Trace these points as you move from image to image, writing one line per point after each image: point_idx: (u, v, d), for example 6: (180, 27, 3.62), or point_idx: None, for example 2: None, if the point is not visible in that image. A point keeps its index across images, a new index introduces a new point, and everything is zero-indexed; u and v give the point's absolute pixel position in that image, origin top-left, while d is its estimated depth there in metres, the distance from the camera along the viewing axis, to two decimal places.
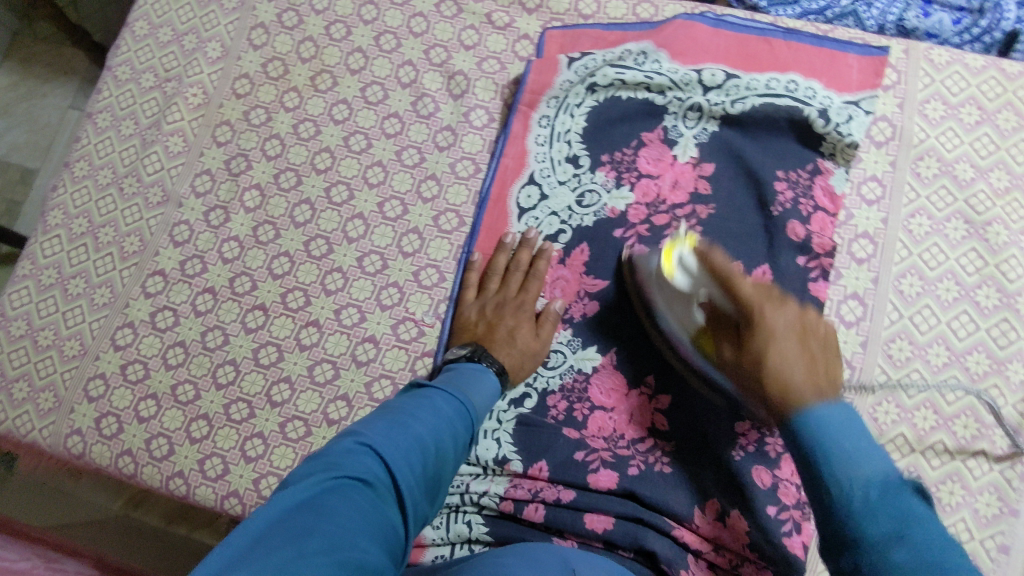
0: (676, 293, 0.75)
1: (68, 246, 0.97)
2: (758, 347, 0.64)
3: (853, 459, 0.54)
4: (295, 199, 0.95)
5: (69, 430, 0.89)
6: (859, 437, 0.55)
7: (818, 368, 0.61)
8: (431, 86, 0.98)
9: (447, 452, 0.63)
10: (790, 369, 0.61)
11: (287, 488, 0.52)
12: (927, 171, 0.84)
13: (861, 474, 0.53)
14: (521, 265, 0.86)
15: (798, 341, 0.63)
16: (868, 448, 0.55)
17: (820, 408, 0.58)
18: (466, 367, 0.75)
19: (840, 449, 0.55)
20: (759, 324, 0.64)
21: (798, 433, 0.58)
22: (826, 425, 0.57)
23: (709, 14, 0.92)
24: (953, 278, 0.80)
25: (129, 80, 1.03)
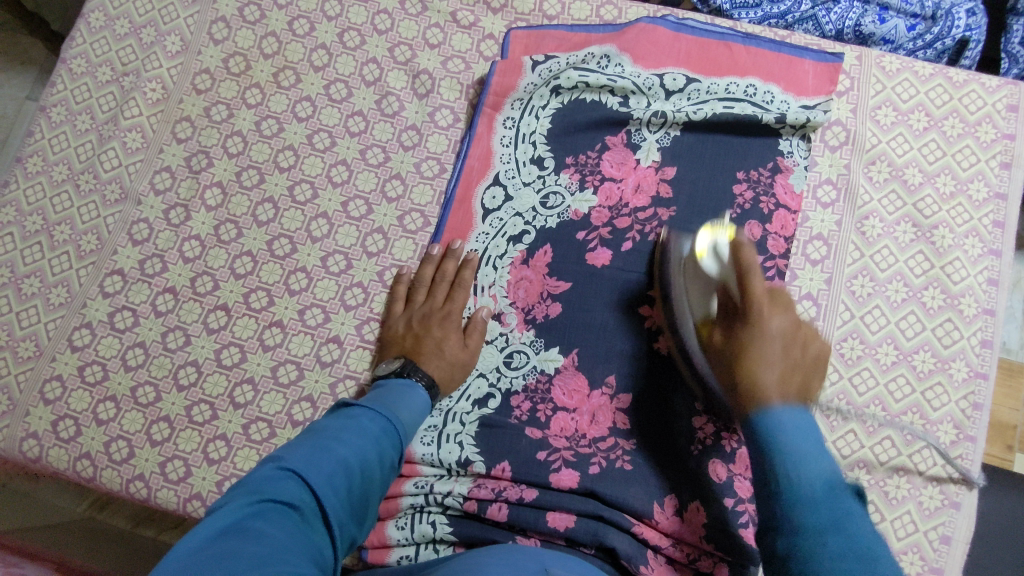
0: (701, 277, 0.76)
1: (21, 244, 0.94)
2: (750, 330, 0.68)
3: (804, 460, 0.60)
4: (258, 197, 0.94)
5: (24, 434, 0.87)
6: (810, 441, 0.62)
7: (796, 384, 0.66)
8: (396, 84, 0.97)
9: (373, 471, 0.64)
10: (767, 377, 0.65)
11: (210, 517, 0.52)
12: (879, 176, 0.87)
13: (805, 477, 0.59)
14: (447, 276, 0.87)
15: (783, 349, 0.67)
16: (818, 453, 0.61)
17: (780, 411, 0.64)
18: (394, 383, 0.76)
19: (793, 449, 0.61)
20: (755, 321, 0.68)
21: (756, 428, 0.64)
22: (781, 429, 0.62)
23: (670, 17, 0.94)
24: (902, 280, 0.83)
25: (84, 73, 1.00)
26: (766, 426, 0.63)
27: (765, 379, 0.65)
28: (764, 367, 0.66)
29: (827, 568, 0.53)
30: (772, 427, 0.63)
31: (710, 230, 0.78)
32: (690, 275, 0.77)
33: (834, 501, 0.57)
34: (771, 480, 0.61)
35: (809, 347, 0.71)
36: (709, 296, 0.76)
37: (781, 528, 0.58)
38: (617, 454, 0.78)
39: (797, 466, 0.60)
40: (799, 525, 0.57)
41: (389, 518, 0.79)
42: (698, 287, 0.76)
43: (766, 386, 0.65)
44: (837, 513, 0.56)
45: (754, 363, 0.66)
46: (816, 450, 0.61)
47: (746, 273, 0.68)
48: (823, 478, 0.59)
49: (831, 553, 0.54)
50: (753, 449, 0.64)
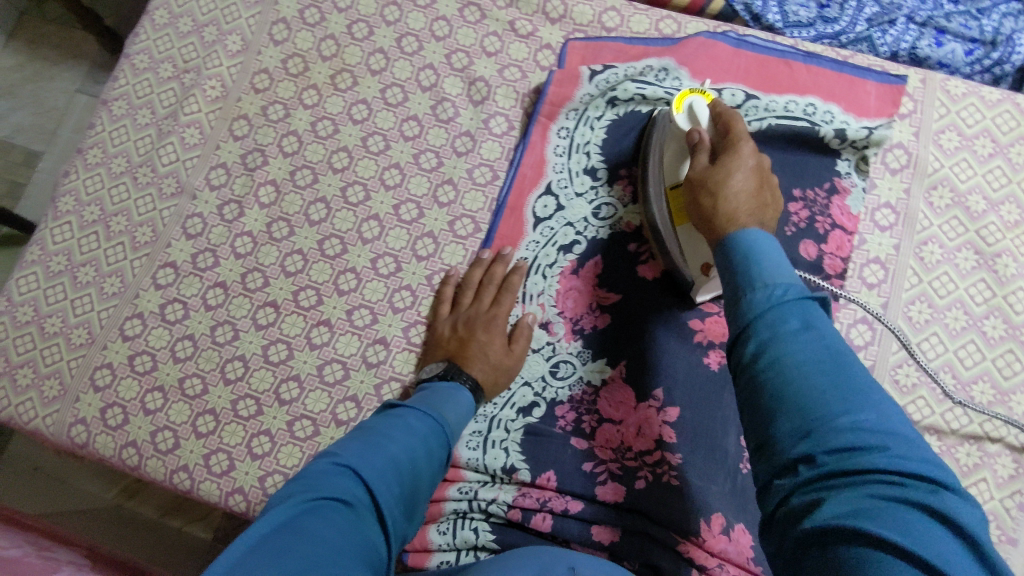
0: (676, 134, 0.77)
1: (79, 234, 0.96)
2: (727, 166, 0.67)
3: (776, 270, 0.55)
4: (310, 197, 0.95)
5: (73, 420, 0.89)
6: (780, 259, 0.56)
7: (760, 207, 0.65)
8: (452, 90, 0.97)
9: (421, 470, 0.64)
10: (736, 181, 0.65)
11: (269, 512, 0.52)
12: (941, 201, 0.85)
13: (779, 282, 0.53)
14: (495, 279, 0.87)
15: (755, 184, 0.67)
16: (785, 266, 0.55)
17: (755, 236, 0.59)
18: (441, 385, 0.75)
19: (767, 261, 0.56)
20: (734, 145, 0.68)
21: (732, 250, 0.58)
22: (755, 246, 0.57)
23: (730, 33, 0.93)
24: (962, 308, 0.82)
25: (146, 69, 1.01)
26: (740, 243, 0.58)
27: (731, 190, 0.65)
28: (730, 195, 0.65)
29: (819, 387, 0.47)
30: (746, 247, 0.57)
31: (684, 93, 0.76)
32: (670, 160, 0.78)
33: (804, 307, 0.52)
34: (740, 282, 0.55)
35: (770, 196, 0.69)
36: (680, 156, 0.77)
37: (750, 327, 0.52)
38: (663, 470, 0.78)
39: (766, 270, 0.55)
40: (768, 322, 0.52)
41: (431, 522, 0.80)
42: (674, 149, 0.78)
43: (733, 199, 0.64)
44: (802, 315, 0.51)
45: (717, 191, 0.66)
46: (777, 262, 0.56)
47: (729, 120, 0.71)
48: (797, 293, 0.53)
49: (800, 361, 0.49)
50: (726, 266, 0.59)
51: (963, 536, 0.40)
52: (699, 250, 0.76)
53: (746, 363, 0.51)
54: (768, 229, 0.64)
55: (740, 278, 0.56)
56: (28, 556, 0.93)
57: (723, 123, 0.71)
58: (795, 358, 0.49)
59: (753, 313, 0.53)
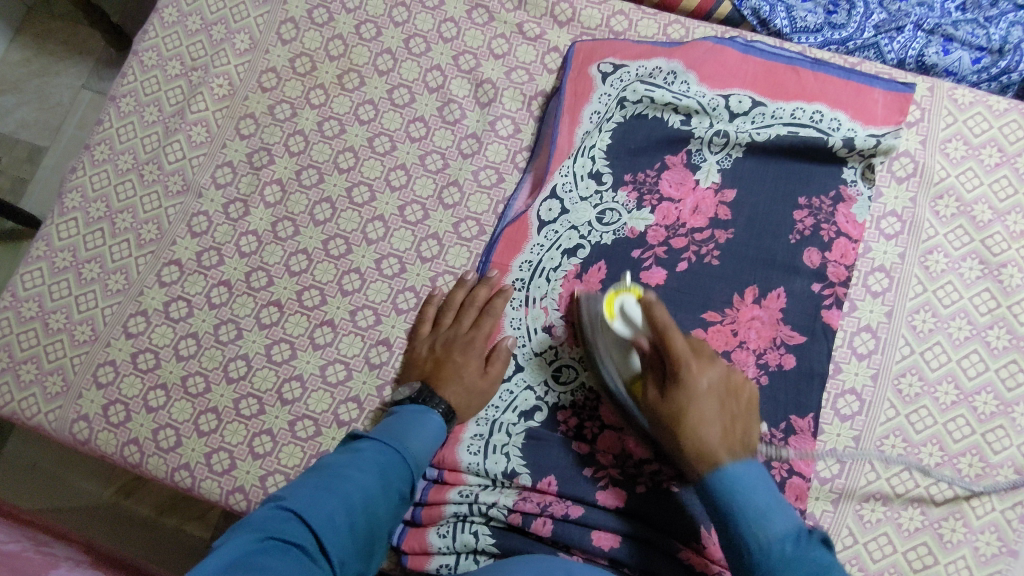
0: (615, 339, 0.77)
1: (84, 230, 0.96)
2: (686, 400, 0.69)
3: (768, 514, 0.62)
4: (316, 196, 0.95)
5: (75, 416, 0.89)
6: (770, 494, 0.64)
7: (735, 437, 0.68)
8: (459, 92, 0.97)
9: (379, 509, 0.66)
10: (708, 436, 0.67)
11: (214, 553, 0.54)
12: (946, 210, 0.85)
13: (774, 533, 0.61)
14: (476, 302, 0.87)
15: (719, 404, 0.70)
16: (777, 506, 0.63)
17: (733, 466, 0.66)
18: (409, 410, 0.77)
19: (754, 506, 0.63)
20: (687, 380, 0.69)
21: (715, 492, 0.65)
22: (747, 483, 0.64)
23: (738, 39, 0.93)
24: (966, 317, 0.82)
25: (154, 66, 1.01)
26: (725, 481, 0.65)
27: (706, 432, 0.68)
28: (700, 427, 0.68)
29: None
30: (727, 483, 0.65)
31: (612, 295, 0.79)
32: (617, 356, 0.77)
33: (804, 554, 0.60)
34: (738, 543, 0.63)
35: (740, 403, 0.72)
36: (626, 352, 0.76)
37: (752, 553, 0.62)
38: (664, 475, 0.78)
39: (758, 523, 0.62)
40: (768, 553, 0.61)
41: (431, 525, 0.80)
42: (613, 347, 0.78)
43: (708, 430, 0.68)
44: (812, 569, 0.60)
45: (694, 427, 0.68)
46: (770, 502, 0.63)
47: (664, 332, 0.70)
48: (790, 530, 0.62)
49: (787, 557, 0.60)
50: (715, 512, 0.65)
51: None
52: None
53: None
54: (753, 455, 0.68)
55: (727, 522, 0.64)
56: (26, 551, 0.93)
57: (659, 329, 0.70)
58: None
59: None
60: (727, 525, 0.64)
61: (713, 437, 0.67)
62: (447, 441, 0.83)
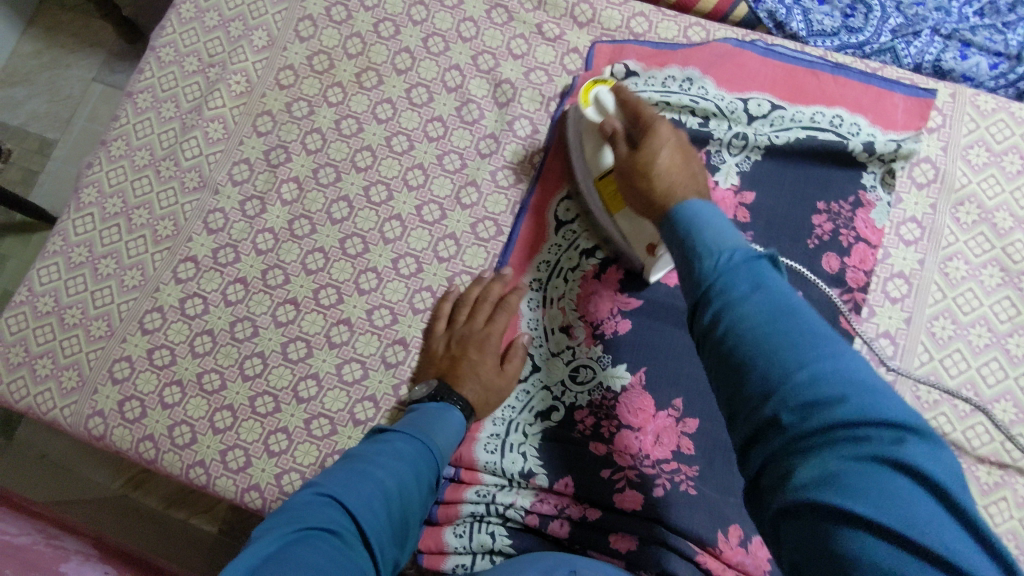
0: (591, 124, 0.82)
1: (100, 225, 0.96)
2: (651, 146, 0.69)
3: (715, 235, 0.55)
4: (333, 195, 0.95)
5: (91, 411, 0.89)
6: (721, 226, 0.57)
7: (695, 179, 0.68)
8: (477, 92, 0.97)
9: (410, 496, 0.66)
10: (665, 162, 0.68)
11: (256, 542, 0.54)
12: (967, 217, 0.85)
13: (721, 248, 0.54)
14: (490, 296, 0.87)
15: (681, 158, 0.70)
16: (724, 230, 0.56)
17: (696, 206, 0.60)
18: (431, 407, 0.77)
19: (704, 231, 0.56)
20: (654, 134, 0.71)
21: (676, 226, 0.59)
22: (700, 220, 0.58)
23: (759, 43, 0.93)
24: (986, 325, 0.81)
25: (172, 62, 1.01)
26: (682, 219, 0.59)
27: (660, 167, 0.68)
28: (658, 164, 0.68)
29: (790, 357, 0.46)
30: (688, 220, 0.58)
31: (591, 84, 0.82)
32: (591, 152, 0.83)
33: (749, 265, 0.52)
34: (691, 274, 0.55)
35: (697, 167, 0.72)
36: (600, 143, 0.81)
37: (707, 297, 0.52)
38: (680, 478, 0.78)
39: (706, 240, 0.55)
40: (723, 289, 0.51)
41: (448, 524, 0.80)
42: (591, 140, 0.82)
43: (666, 177, 0.67)
44: (754, 278, 0.51)
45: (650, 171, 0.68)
46: (725, 227, 0.57)
47: (638, 109, 0.74)
48: (743, 251, 0.53)
49: (762, 325, 0.48)
50: (673, 239, 0.59)
51: (949, 500, 0.40)
52: (643, 231, 0.80)
53: (710, 332, 0.51)
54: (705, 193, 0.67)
55: (687, 245, 0.56)
56: (37, 544, 0.93)
57: (632, 109, 0.75)
58: (746, 324, 0.48)
59: (706, 284, 0.52)
60: (688, 250, 0.56)
61: (677, 180, 0.66)
62: (464, 440, 0.83)
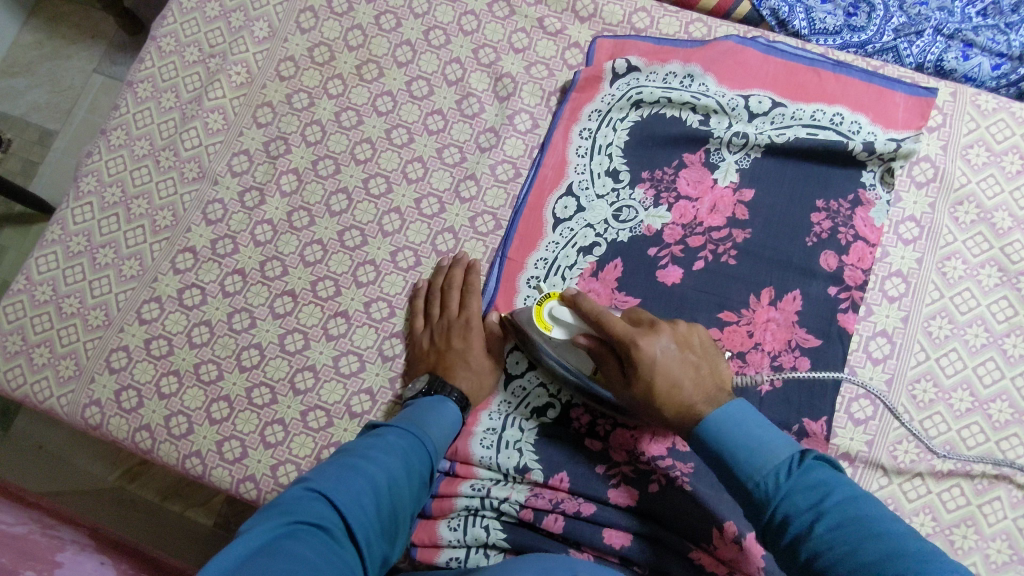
0: (562, 343, 0.78)
1: (99, 215, 0.96)
2: (659, 380, 0.69)
3: (750, 448, 0.61)
4: (332, 187, 0.95)
5: (87, 401, 0.89)
6: (749, 424, 0.63)
7: (702, 377, 0.70)
8: (478, 86, 0.97)
9: (402, 491, 0.66)
10: (685, 393, 0.68)
11: (244, 536, 0.54)
12: (966, 217, 0.85)
13: (770, 462, 0.60)
14: (455, 283, 0.88)
15: (679, 354, 0.71)
16: (758, 435, 0.62)
17: (715, 414, 0.65)
18: (424, 401, 0.78)
19: (736, 439, 0.62)
20: (637, 357, 0.69)
21: (702, 438, 0.64)
22: (726, 418, 0.64)
23: (760, 39, 0.93)
24: (982, 324, 0.81)
25: (172, 52, 1.01)
26: (706, 433, 0.64)
27: (683, 395, 0.68)
28: (664, 362, 0.69)
29: (866, 554, 0.52)
30: (714, 432, 0.63)
31: (539, 304, 0.78)
32: (569, 357, 0.79)
33: (803, 478, 0.58)
34: (739, 490, 0.61)
35: (698, 346, 0.73)
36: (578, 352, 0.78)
37: (777, 522, 0.58)
38: (675, 475, 0.78)
39: (740, 459, 0.61)
40: (788, 509, 0.57)
41: (443, 518, 0.80)
42: (569, 352, 0.79)
43: (686, 389, 0.68)
44: (810, 490, 0.57)
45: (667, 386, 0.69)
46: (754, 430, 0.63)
47: (599, 320, 0.71)
48: (783, 442, 0.62)
49: (833, 531, 0.55)
50: (702, 450, 0.65)
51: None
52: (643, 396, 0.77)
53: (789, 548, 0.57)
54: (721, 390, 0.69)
55: (717, 458, 0.63)
56: (33, 533, 0.93)
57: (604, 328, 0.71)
58: (818, 536, 0.55)
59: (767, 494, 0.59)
60: (723, 460, 0.62)
61: (677, 372, 0.69)
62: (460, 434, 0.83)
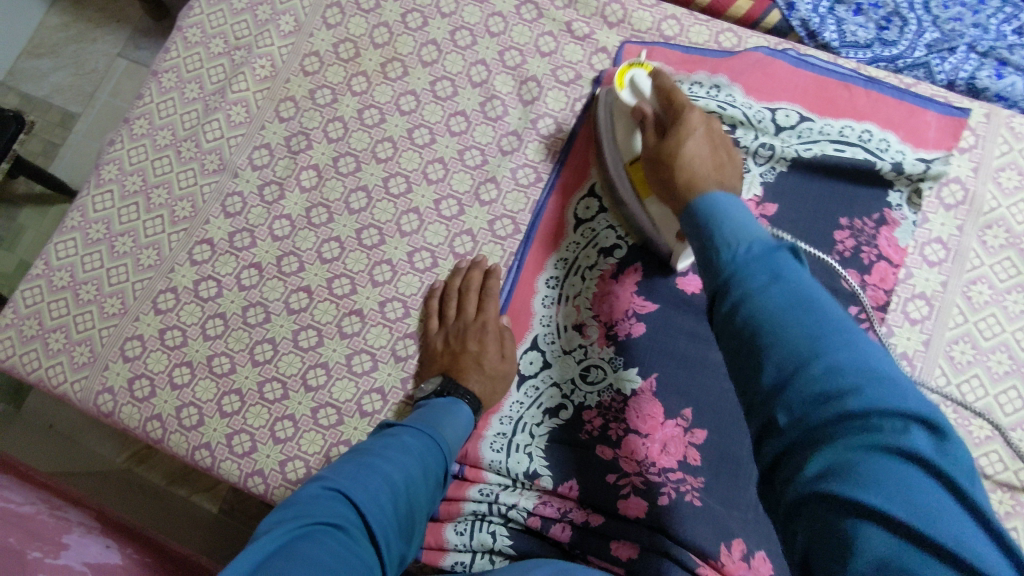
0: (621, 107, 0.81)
1: (119, 203, 0.96)
2: (676, 138, 0.68)
3: (739, 224, 0.53)
4: (352, 184, 0.94)
5: (101, 388, 0.89)
6: (745, 214, 0.54)
7: (721, 173, 0.65)
8: (502, 89, 0.96)
9: (417, 490, 0.66)
10: (691, 151, 0.66)
11: (262, 535, 0.54)
12: (994, 241, 0.83)
13: (742, 238, 0.51)
14: (473, 285, 0.87)
15: (708, 147, 0.67)
16: (746, 220, 0.53)
17: (717, 198, 0.57)
18: (439, 402, 0.78)
19: (728, 224, 0.53)
20: (682, 123, 0.69)
21: (696, 215, 0.56)
22: (717, 210, 0.55)
23: (791, 52, 0.91)
24: (1007, 351, 0.80)
25: (198, 43, 1.01)
26: (702, 208, 0.56)
27: (687, 153, 0.66)
28: (689, 150, 0.66)
29: (809, 338, 0.44)
30: (708, 212, 0.56)
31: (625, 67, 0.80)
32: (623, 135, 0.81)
33: (766, 256, 0.49)
34: (707, 254, 0.53)
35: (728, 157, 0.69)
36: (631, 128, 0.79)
37: (722, 285, 0.50)
38: (686, 489, 0.77)
39: (727, 230, 0.52)
40: (740, 276, 0.49)
41: (449, 521, 0.80)
42: (624, 123, 0.80)
43: (694, 161, 0.65)
44: (770, 266, 0.49)
45: (674, 157, 0.66)
46: (748, 218, 0.54)
47: (670, 92, 0.73)
48: (762, 241, 0.51)
49: (780, 309, 0.46)
50: (696, 236, 0.56)
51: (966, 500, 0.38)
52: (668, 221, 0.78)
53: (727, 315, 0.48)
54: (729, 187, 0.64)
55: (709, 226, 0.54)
56: (42, 514, 0.93)
57: (665, 91, 0.74)
58: (761, 312, 0.46)
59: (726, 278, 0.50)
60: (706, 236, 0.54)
61: (695, 144, 0.66)
62: (471, 437, 0.84)
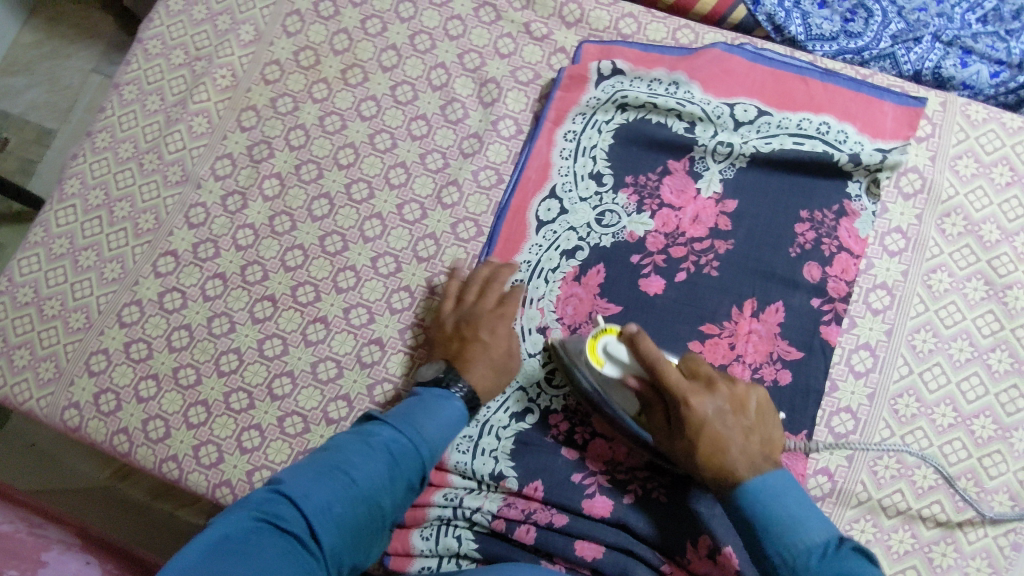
0: (608, 381, 0.75)
1: (82, 217, 0.96)
2: (699, 404, 0.68)
3: (796, 522, 0.60)
4: (314, 192, 0.94)
5: (67, 403, 0.89)
6: (793, 499, 0.62)
7: (755, 450, 0.67)
8: (462, 91, 0.96)
9: (380, 498, 0.63)
10: (731, 455, 0.66)
11: (200, 535, 0.54)
12: (953, 229, 0.83)
13: (803, 543, 0.59)
14: (499, 280, 0.84)
15: (733, 419, 0.68)
16: (801, 513, 0.61)
17: (757, 481, 0.64)
18: (433, 393, 0.73)
19: (773, 531, 0.60)
20: (692, 416, 0.68)
21: (742, 506, 0.63)
22: (766, 487, 0.63)
23: (748, 46, 0.91)
24: (968, 339, 0.80)
25: (158, 55, 1.01)
26: (750, 491, 0.63)
27: (715, 427, 0.67)
28: (715, 418, 0.68)
29: None
30: (753, 499, 0.62)
31: (591, 338, 0.75)
32: (613, 395, 0.76)
33: (837, 565, 0.58)
34: (759, 547, 0.61)
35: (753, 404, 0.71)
36: (626, 395, 0.75)
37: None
38: (652, 487, 0.78)
39: (782, 540, 0.60)
40: (809, 572, 0.58)
41: (415, 527, 0.80)
42: (615, 392, 0.75)
43: (732, 453, 0.66)
44: None
45: (711, 455, 0.67)
46: (795, 508, 0.61)
47: (658, 369, 0.68)
48: (819, 529, 0.60)
49: None
50: (739, 524, 0.64)
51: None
52: None
53: None
54: (761, 442, 0.68)
55: (752, 530, 0.62)
56: (19, 532, 0.92)
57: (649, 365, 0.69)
58: None
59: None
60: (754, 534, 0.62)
61: (725, 428, 0.67)
62: None
